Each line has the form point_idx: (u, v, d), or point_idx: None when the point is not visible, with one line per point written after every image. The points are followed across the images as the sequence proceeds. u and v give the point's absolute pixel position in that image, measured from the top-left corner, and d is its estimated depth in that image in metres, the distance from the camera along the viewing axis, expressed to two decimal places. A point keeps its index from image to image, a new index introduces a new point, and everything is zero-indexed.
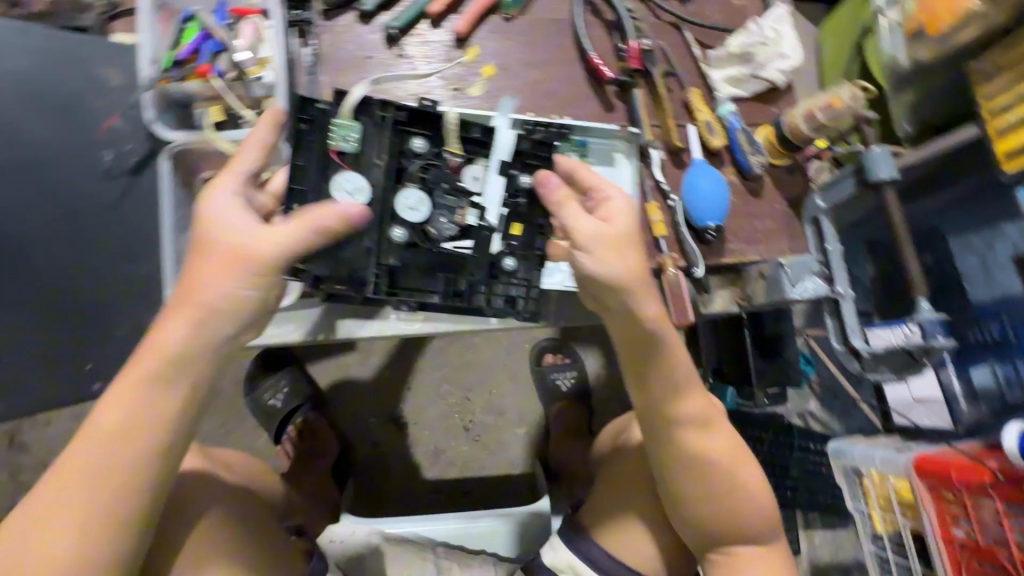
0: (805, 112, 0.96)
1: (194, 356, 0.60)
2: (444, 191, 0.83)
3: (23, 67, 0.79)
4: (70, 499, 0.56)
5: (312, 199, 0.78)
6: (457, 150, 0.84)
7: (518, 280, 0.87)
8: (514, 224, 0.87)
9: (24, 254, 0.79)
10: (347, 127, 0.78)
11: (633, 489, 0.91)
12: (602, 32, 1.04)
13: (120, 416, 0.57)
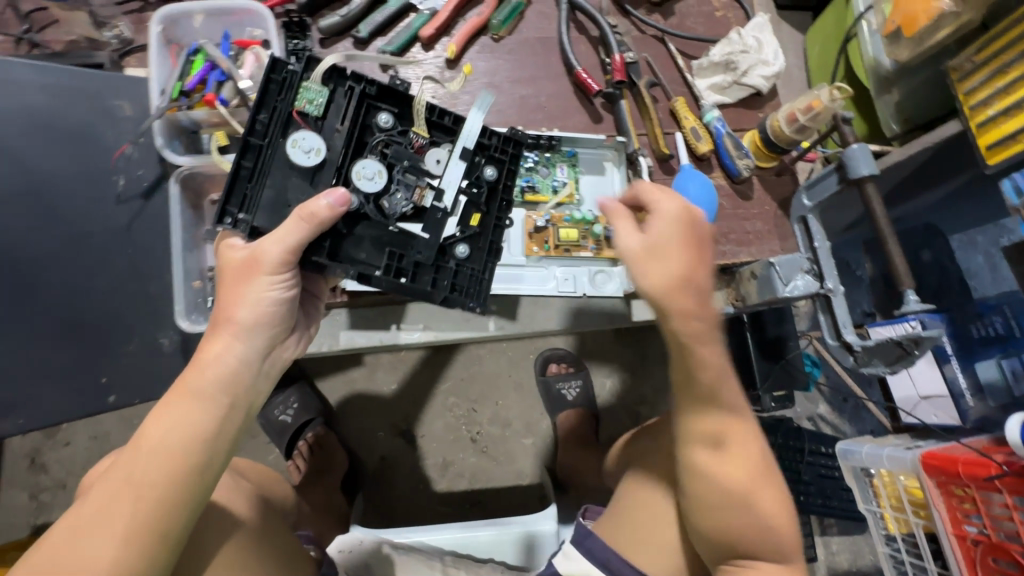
0: (788, 115, 0.98)
1: (239, 368, 0.62)
2: (404, 170, 0.73)
3: (39, 102, 0.85)
4: (111, 517, 0.52)
5: (260, 159, 0.67)
6: (423, 131, 0.74)
7: (463, 268, 0.77)
8: (472, 213, 0.77)
9: (37, 277, 0.82)
10: (314, 90, 0.68)
11: (654, 492, 0.82)
12: (587, 49, 1.09)
13: (167, 427, 0.57)
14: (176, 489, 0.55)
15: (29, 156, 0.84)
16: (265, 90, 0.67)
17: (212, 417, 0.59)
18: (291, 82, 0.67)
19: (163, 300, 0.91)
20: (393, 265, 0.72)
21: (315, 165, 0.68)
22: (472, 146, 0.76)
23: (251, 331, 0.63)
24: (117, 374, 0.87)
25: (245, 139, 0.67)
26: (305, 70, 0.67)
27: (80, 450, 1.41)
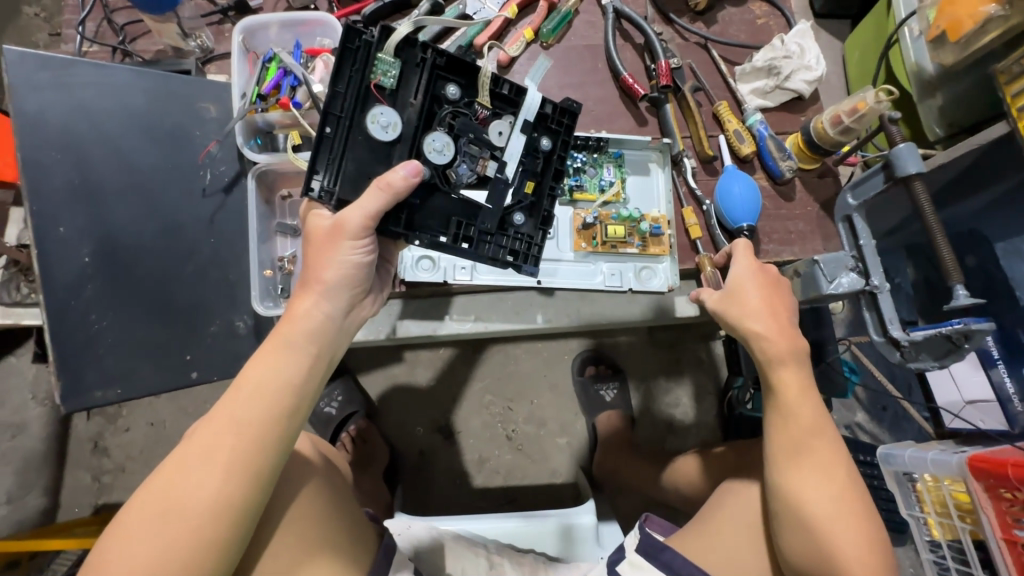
0: (832, 118, 1.00)
1: (324, 325, 0.69)
2: (468, 140, 0.77)
3: (138, 102, 0.94)
4: (216, 450, 0.59)
5: (341, 132, 0.73)
6: (487, 102, 0.77)
7: (519, 235, 0.81)
8: (530, 181, 0.81)
9: (131, 264, 0.91)
10: (388, 60, 0.72)
11: (740, 501, 0.86)
12: (633, 55, 1.14)
13: (265, 373, 0.64)
14: (272, 427, 0.62)
15: (127, 153, 0.92)
16: (342, 64, 0.72)
17: (302, 366, 0.66)
18: (368, 54, 0.72)
19: (241, 286, 0.97)
20: (456, 232, 0.78)
21: (391, 139, 0.73)
22: (531, 116, 0.78)
23: (334, 290, 0.70)
24: (200, 352, 0.93)
25: (326, 113, 0.73)
26: (380, 43, 0.72)
27: (138, 436, 1.47)
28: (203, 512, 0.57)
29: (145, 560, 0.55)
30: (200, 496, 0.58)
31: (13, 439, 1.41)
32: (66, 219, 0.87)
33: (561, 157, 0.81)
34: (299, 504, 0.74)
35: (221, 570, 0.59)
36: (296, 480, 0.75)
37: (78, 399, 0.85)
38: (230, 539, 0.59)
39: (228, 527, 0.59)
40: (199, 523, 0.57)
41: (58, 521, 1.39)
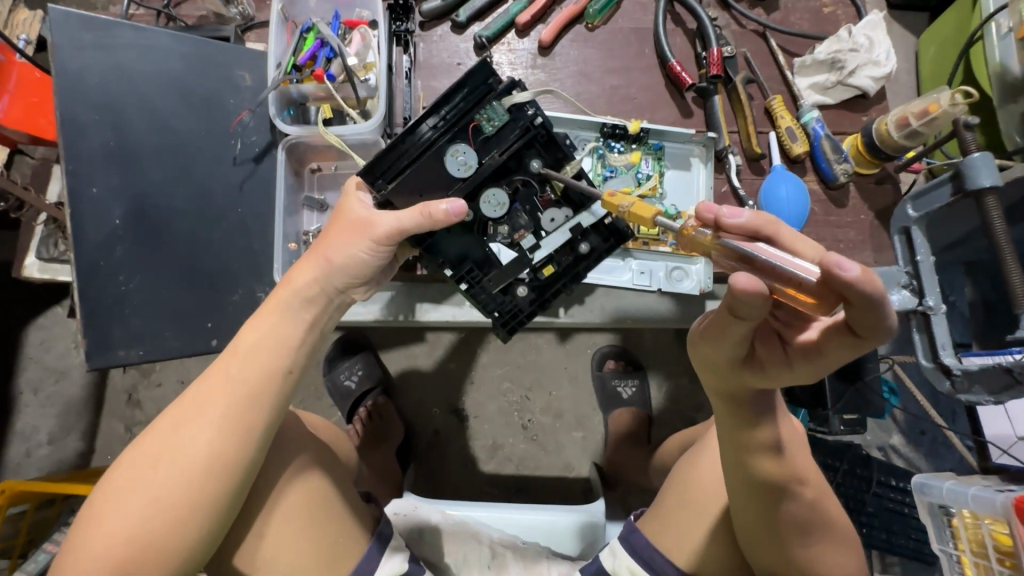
0: (899, 118, 0.92)
1: (321, 294, 0.70)
2: (522, 211, 0.82)
3: (176, 67, 0.97)
4: (210, 408, 0.62)
5: (422, 143, 0.75)
6: (557, 189, 0.81)
7: (511, 302, 0.86)
8: (550, 267, 0.85)
9: (163, 229, 0.94)
10: (500, 114, 0.75)
11: (691, 479, 0.82)
12: (683, 41, 1.07)
13: (262, 335, 0.66)
14: (267, 390, 0.64)
15: (165, 117, 0.96)
16: (460, 90, 0.74)
17: (299, 330, 0.68)
18: (487, 98, 0.74)
19: (264, 255, 0.99)
20: (464, 273, 0.83)
21: (459, 177, 0.76)
22: (586, 224, 0.82)
23: (338, 269, 0.70)
24: (221, 320, 0.96)
25: (419, 121, 0.74)
26: (503, 93, 0.74)
27: (169, 391, 1.45)
28: (196, 467, 0.60)
29: (140, 510, 0.58)
30: (192, 452, 0.60)
31: (57, 384, 1.43)
32: (98, 180, 0.91)
33: (589, 264, 0.85)
34: (289, 480, 0.75)
35: (211, 528, 0.61)
36: (287, 454, 0.76)
37: (103, 357, 0.89)
38: (220, 499, 0.61)
39: (217, 484, 0.61)
40: (190, 478, 0.60)
41: (93, 467, 1.39)
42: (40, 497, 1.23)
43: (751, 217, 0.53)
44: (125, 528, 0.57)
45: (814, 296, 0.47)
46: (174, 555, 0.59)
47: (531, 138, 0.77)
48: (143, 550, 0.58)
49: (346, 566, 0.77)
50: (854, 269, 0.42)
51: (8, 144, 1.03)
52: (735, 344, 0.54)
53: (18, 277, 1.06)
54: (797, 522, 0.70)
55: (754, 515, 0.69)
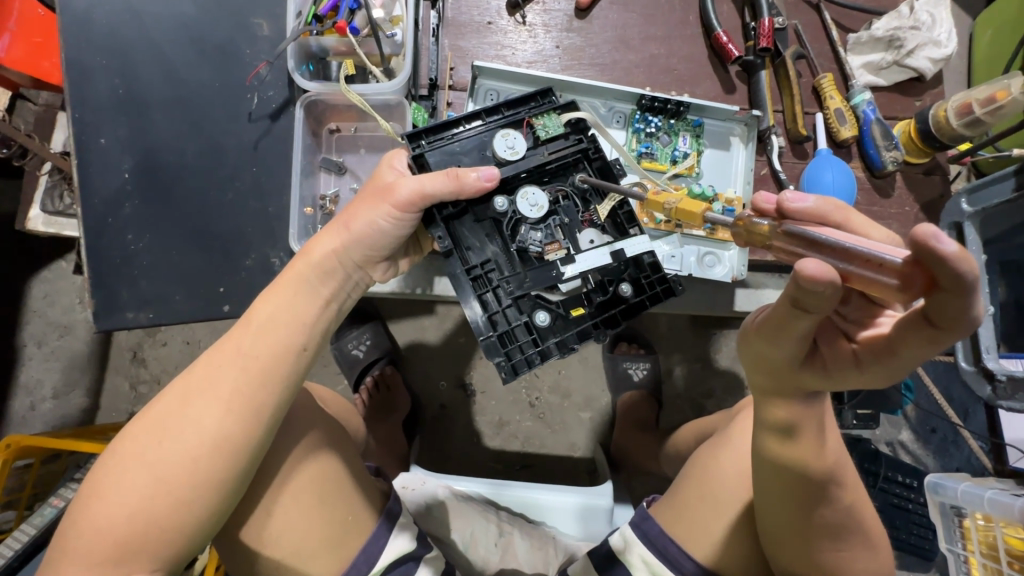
0: (960, 104, 0.86)
1: (339, 269, 0.68)
2: (560, 223, 0.76)
3: (190, 13, 0.92)
4: (218, 386, 0.60)
5: (473, 130, 0.75)
6: (602, 213, 0.77)
7: (527, 328, 0.75)
8: (580, 305, 0.76)
9: (173, 186, 0.90)
10: (556, 122, 0.75)
11: (712, 470, 0.80)
12: (730, 10, 1.00)
13: (275, 312, 0.63)
14: (277, 367, 0.62)
15: (175, 65, 0.91)
16: (527, 99, 0.76)
17: (314, 307, 0.65)
18: (547, 108, 0.76)
19: (279, 220, 0.93)
20: (480, 272, 0.75)
21: (503, 159, 0.73)
22: (630, 253, 0.75)
23: (355, 239, 0.68)
24: (232, 285, 0.92)
25: (480, 112, 0.76)
26: (563, 107, 0.75)
27: (174, 352, 1.43)
28: (201, 445, 0.58)
29: (143, 489, 0.57)
30: (199, 429, 0.59)
31: (61, 338, 1.41)
32: (107, 130, 0.89)
33: (626, 307, 0.76)
34: (297, 458, 0.73)
35: (215, 508, 0.60)
36: (295, 429, 0.74)
37: (111, 319, 0.87)
38: (225, 479, 0.60)
39: (224, 465, 0.60)
40: (196, 458, 0.58)
41: (97, 424, 1.38)
42: (46, 451, 1.22)
43: (819, 202, 0.49)
44: (128, 505, 0.57)
45: (899, 278, 0.40)
46: (178, 533, 0.59)
47: (583, 152, 0.76)
48: (146, 528, 0.57)
49: (355, 546, 0.76)
50: (951, 242, 0.35)
51: (8, 87, 0.98)
52: (795, 339, 0.50)
53: (22, 230, 1.02)
54: (826, 521, 0.67)
55: (781, 510, 0.67)
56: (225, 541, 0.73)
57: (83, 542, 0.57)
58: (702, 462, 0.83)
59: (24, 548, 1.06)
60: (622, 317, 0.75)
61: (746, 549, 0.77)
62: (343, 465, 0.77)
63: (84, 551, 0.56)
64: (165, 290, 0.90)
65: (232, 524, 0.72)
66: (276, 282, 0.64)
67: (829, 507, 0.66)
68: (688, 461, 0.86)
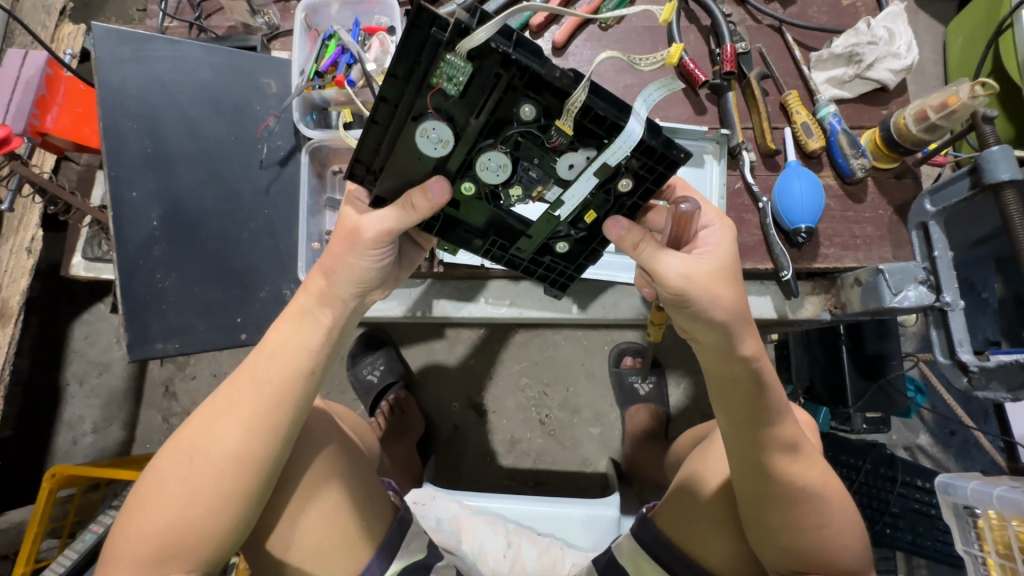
0: (917, 112, 0.91)
1: (337, 299, 0.72)
2: (529, 167, 0.71)
3: (209, 79, 1.04)
4: (237, 409, 0.67)
5: (389, 128, 0.67)
6: (566, 131, 0.64)
7: (558, 259, 0.86)
8: (591, 212, 0.77)
9: (197, 231, 1.01)
10: (458, 66, 0.59)
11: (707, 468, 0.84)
12: (697, 39, 1.07)
13: (282, 340, 0.70)
14: (290, 387, 0.68)
15: (197, 125, 1.03)
16: (408, 47, 0.58)
17: (318, 334, 0.71)
18: (434, 56, 0.58)
19: (289, 254, 1.05)
20: (493, 241, 0.83)
21: (439, 155, 0.68)
22: (612, 164, 0.67)
23: (342, 278, 0.71)
24: (249, 315, 1.03)
25: (379, 103, 0.64)
26: (453, 43, 0.57)
27: (203, 384, 1.53)
28: (228, 462, 0.66)
29: (178, 504, 0.64)
30: (224, 447, 0.66)
31: (100, 376, 1.52)
32: (138, 184, 0.98)
33: (636, 200, 0.74)
34: (319, 466, 0.80)
35: (243, 516, 0.67)
36: (313, 443, 0.81)
37: (141, 351, 0.95)
38: (249, 490, 0.67)
39: (248, 479, 0.67)
40: (221, 473, 0.65)
41: (133, 454, 1.47)
42: (87, 481, 1.31)
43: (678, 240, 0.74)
44: (166, 518, 0.64)
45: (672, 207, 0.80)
46: (211, 540, 0.66)
47: (510, 82, 0.61)
48: (183, 537, 0.64)
49: (368, 552, 0.82)
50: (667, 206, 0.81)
51: (55, 152, 1.10)
52: (710, 328, 0.68)
53: (66, 276, 1.14)
54: (795, 495, 0.72)
55: (752, 485, 0.72)
56: (251, 552, 0.79)
57: (128, 550, 0.64)
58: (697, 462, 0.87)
59: (68, 571, 1.14)
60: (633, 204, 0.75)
61: (737, 548, 0.79)
62: (356, 477, 0.83)
63: (129, 559, 0.64)
64: (191, 325, 0.99)
65: (259, 532, 0.78)
66: (284, 316, 0.70)
67: (797, 482, 0.71)
68: (685, 462, 0.91)
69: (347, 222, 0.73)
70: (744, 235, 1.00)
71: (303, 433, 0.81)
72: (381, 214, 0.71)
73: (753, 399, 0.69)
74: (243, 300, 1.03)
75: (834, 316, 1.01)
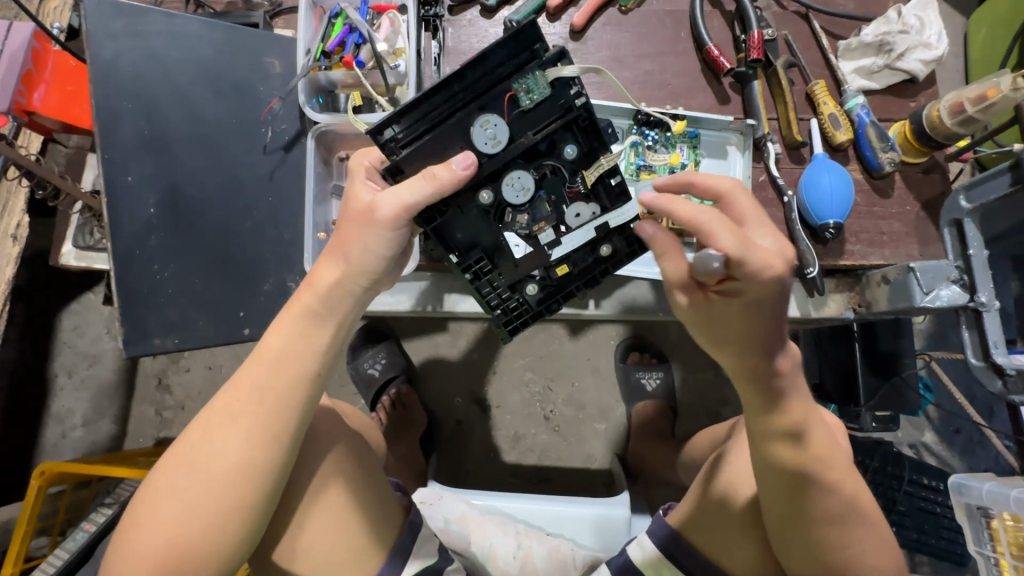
0: (953, 104, 0.88)
1: (344, 295, 0.67)
2: (546, 201, 0.77)
3: (208, 57, 0.98)
4: (237, 418, 0.62)
5: (448, 109, 0.68)
6: (589, 180, 0.76)
7: (521, 303, 0.83)
8: (566, 268, 0.81)
9: (197, 220, 0.96)
10: (541, 86, 0.67)
11: (730, 472, 0.81)
12: (720, 24, 1.03)
13: (284, 344, 0.65)
14: (294, 393, 0.64)
15: (195, 106, 0.97)
16: (509, 50, 0.65)
17: (324, 335, 0.66)
18: (529, 66, 0.66)
19: (294, 246, 1.01)
20: (472, 262, 0.79)
21: (485, 151, 0.70)
22: (613, 224, 0.78)
23: (353, 269, 0.66)
24: (252, 309, 0.98)
25: (450, 80, 0.66)
26: (548, 62, 0.66)
27: (197, 377, 1.48)
28: (229, 473, 0.61)
29: (177, 517, 0.60)
30: (225, 457, 0.62)
31: (90, 368, 1.46)
32: (133, 168, 0.93)
33: (608, 268, 0.83)
34: (325, 472, 0.76)
35: (247, 529, 0.63)
36: (319, 446, 0.76)
37: (138, 345, 0.91)
38: (254, 502, 0.63)
39: (251, 491, 0.62)
40: (223, 485, 0.61)
41: (125, 449, 1.42)
42: (77, 478, 1.26)
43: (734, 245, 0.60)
44: (164, 534, 0.60)
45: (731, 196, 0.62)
46: (214, 556, 0.62)
47: (571, 119, 0.71)
48: (183, 554, 0.60)
49: (377, 560, 0.78)
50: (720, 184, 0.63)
51: (43, 133, 1.04)
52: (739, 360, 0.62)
53: (55, 265, 1.08)
54: (826, 506, 0.68)
55: (781, 498, 0.69)
56: (256, 560, 0.75)
57: (125, 567, 0.60)
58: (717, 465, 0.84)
59: (58, 571, 1.09)
60: (601, 275, 0.83)
61: (761, 553, 0.77)
62: (366, 480, 0.79)
63: None
64: (190, 318, 0.95)
65: (265, 543, 0.74)
66: (286, 315, 0.65)
67: (828, 495, 0.68)
68: (705, 463, 0.88)
69: (365, 200, 0.68)
70: None
71: (306, 436, 0.76)
72: (399, 187, 0.66)
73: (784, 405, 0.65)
74: (244, 293, 0.98)
75: (856, 315, 1.00)
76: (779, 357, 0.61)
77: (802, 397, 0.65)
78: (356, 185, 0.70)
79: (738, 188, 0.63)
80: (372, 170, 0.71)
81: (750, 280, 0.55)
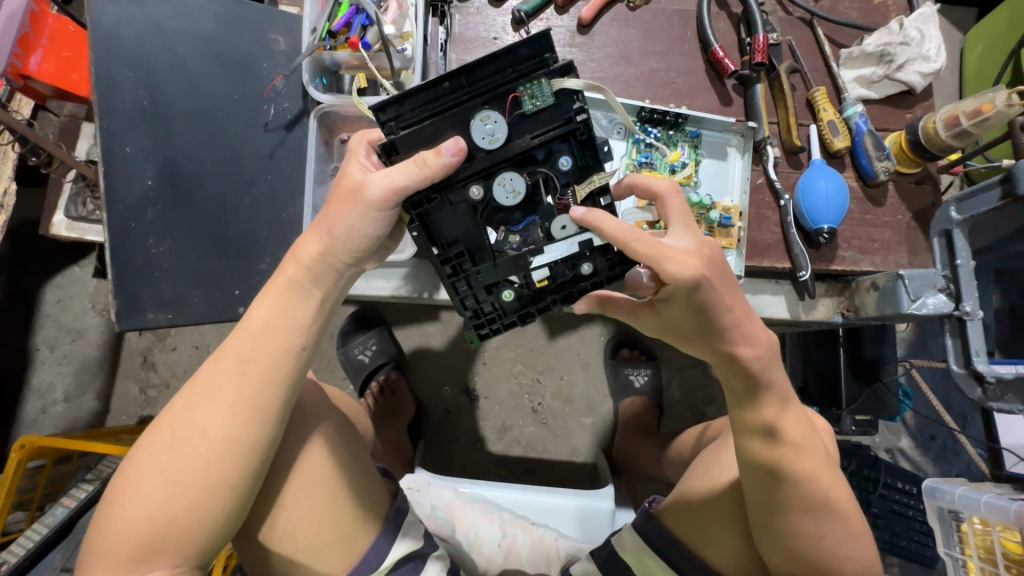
0: (948, 117, 0.90)
1: (330, 271, 0.66)
2: (540, 226, 0.77)
3: (211, 30, 0.97)
4: (221, 392, 0.62)
5: (452, 99, 0.67)
6: (579, 195, 0.74)
7: (496, 307, 0.82)
8: (544, 281, 0.80)
9: (194, 196, 0.95)
10: (546, 94, 0.67)
11: (720, 467, 0.84)
12: (726, 26, 1.04)
13: (270, 320, 0.64)
14: (278, 368, 0.64)
15: (195, 78, 0.96)
16: (518, 54, 0.66)
17: (309, 311, 0.66)
18: (537, 72, 0.67)
19: (292, 226, 1.00)
20: (454, 257, 0.78)
21: (482, 147, 0.70)
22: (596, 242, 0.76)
23: (339, 246, 0.65)
24: (247, 288, 0.98)
25: (459, 71, 0.66)
26: (555, 72, 0.66)
27: (184, 356, 1.46)
28: (211, 449, 0.61)
29: (160, 492, 0.60)
30: (209, 431, 0.61)
31: (73, 342, 1.43)
32: (131, 139, 0.91)
33: (588, 284, 0.80)
34: (311, 454, 0.76)
35: (231, 506, 0.63)
36: (307, 424, 0.77)
37: (131, 319, 0.90)
38: (238, 478, 0.63)
39: (234, 466, 0.62)
40: (207, 459, 0.61)
41: (107, 426, 1.40)
42: (58, 453, 1.24)
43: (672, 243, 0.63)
44: (145, 509, 0.60)
45: (665, 198, 0.67)
46: (197, 532, 0.62)
47: (570, 132, 0.71)
48: (165, 529, 0.60)
49: (364, 543, 0.78)
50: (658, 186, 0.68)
51: (36, 99, 1.02)
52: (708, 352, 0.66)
53: (46, 235, 1.07)
54: (805, 501, 0.70)
55: (763, 487, 0.71)
56: (242, 539, 0.75)
57: (107, 542, 0.60)
58: (707, 461, 0.87)
59: (37, 546, 1.08)
60: (578, 291, 0.81)
61: (746, 551, 0.78)
62: (353, 464, 0.79)
63: (108, 551, 0.59)
64: (184, 295, 0.94)
65: (250, 520, 0.74)
66: (271, 290, 0.64)
67: (807, 489, 0.70)
68: (693, 461, 0.91)
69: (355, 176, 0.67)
70: (763, 232, 0.98)
71: (294, 414, 0.77)
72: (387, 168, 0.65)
73: (765, 397, 0.68)
74: (241, 271, 0.97)
75: (845, 320, 1.02)
76: (747, 345, 0.65)
77: (779, 393, 0.68)
78: (350, 161, 0.69)
79: (673, 191, 0.68)
80: (367, 148, 0.70)
81: (674, 280, 0.59)
